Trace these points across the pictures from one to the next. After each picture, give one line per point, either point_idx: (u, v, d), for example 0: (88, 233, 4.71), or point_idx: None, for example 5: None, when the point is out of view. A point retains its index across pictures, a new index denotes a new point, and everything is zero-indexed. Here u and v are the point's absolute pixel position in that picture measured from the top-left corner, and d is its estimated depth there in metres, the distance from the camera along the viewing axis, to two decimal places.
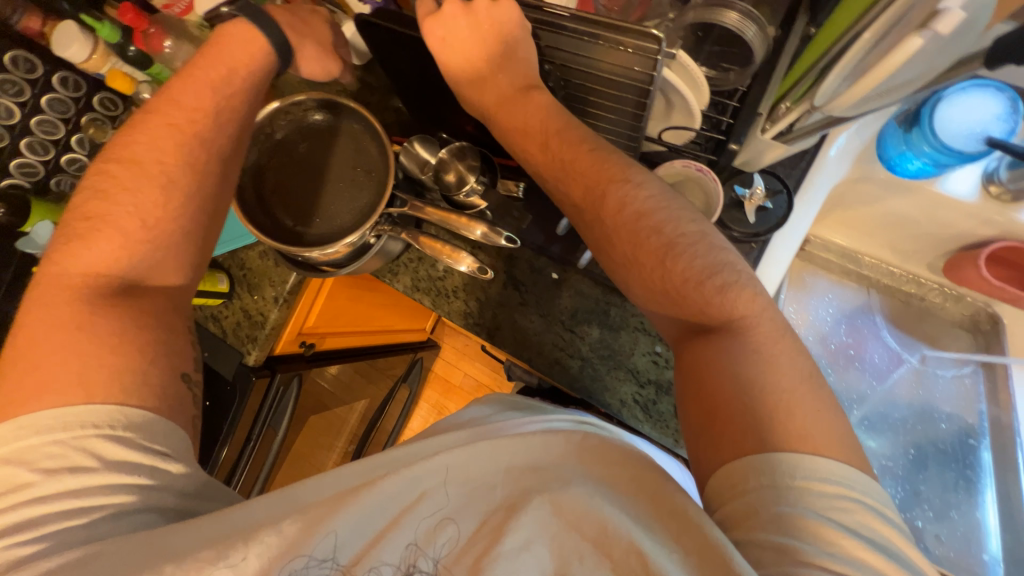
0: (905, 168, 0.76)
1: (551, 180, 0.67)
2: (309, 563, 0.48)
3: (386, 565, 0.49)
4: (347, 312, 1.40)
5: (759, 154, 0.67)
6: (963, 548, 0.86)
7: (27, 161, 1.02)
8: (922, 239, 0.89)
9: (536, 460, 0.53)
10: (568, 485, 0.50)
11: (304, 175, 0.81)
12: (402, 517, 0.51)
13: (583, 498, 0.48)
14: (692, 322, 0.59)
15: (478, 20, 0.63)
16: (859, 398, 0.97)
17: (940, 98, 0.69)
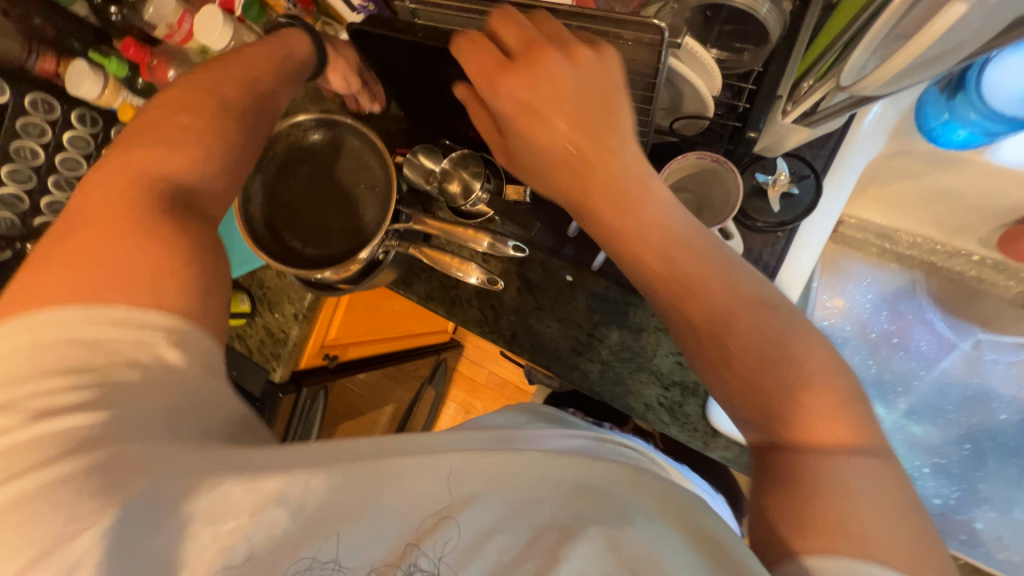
0: (950, 138, 0.68)
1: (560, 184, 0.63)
2: (309, 567, 0.43)
3: (385, 574, 0.43)
4: (367, 321, 1.41)
5: (782, 138, 0.64)
6: None
7: (55, 199, 1.06)
8: (972, 212, 0.81)
9: (586, 480, 0.46)
10: (631, 524, 0.42)
11: (310, 196, 0.81)
12: (425, 518, 0.45)
13: (650, 544, 0.40)
14: None
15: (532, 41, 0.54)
16: (905, 388, 0.90)
17: (989, 58, 0.61)
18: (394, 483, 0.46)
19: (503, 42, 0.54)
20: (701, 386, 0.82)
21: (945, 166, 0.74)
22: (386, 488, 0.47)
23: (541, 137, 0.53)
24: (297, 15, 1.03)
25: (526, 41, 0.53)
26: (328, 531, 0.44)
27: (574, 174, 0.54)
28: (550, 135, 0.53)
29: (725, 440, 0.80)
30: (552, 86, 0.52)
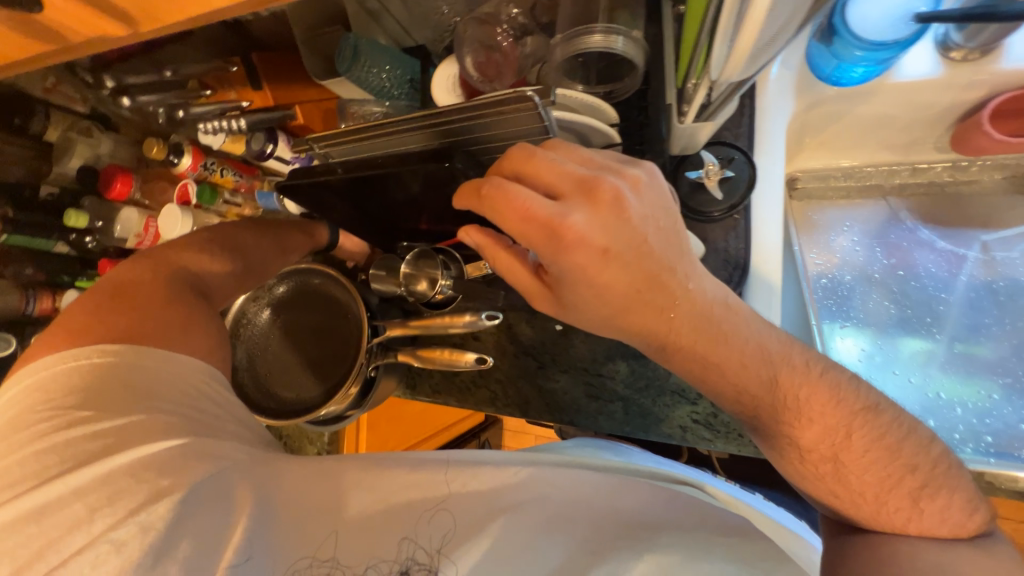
0: (849, 77, 0.70)
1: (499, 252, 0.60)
2: (310, 564, 0.56)
3: (382, 561, 0.56)
4: (393, 432, 1.39)
5: (692, 137, 0.66)
6: None
7: None
8: (912, 127, 0.80)
9: (613, 509, 0.63)
10: (654, 537, 0.59)
11: (292, 343, 0.85)
12: (426, 522, 0.59)
13: (669, 552, 0.57)
14: (684, 335, 0.56)
15: (537, 170, 0.54)
16: (936, 317, 0.84)
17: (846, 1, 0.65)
18: (382, 486, 0.61)
19: (542, 186, 0.54)
20: None
21: (862, 98, 0.75)
22: (379, 502, 0.60)
23: (599, 275, 0.53)
24: (245, 183, 1.15)
25: (578, 187, 0.54)
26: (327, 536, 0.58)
27: (647, 306, 0.55)
28: (610, 271, 0.53)
29: None
30: (614, 228, 0.52)
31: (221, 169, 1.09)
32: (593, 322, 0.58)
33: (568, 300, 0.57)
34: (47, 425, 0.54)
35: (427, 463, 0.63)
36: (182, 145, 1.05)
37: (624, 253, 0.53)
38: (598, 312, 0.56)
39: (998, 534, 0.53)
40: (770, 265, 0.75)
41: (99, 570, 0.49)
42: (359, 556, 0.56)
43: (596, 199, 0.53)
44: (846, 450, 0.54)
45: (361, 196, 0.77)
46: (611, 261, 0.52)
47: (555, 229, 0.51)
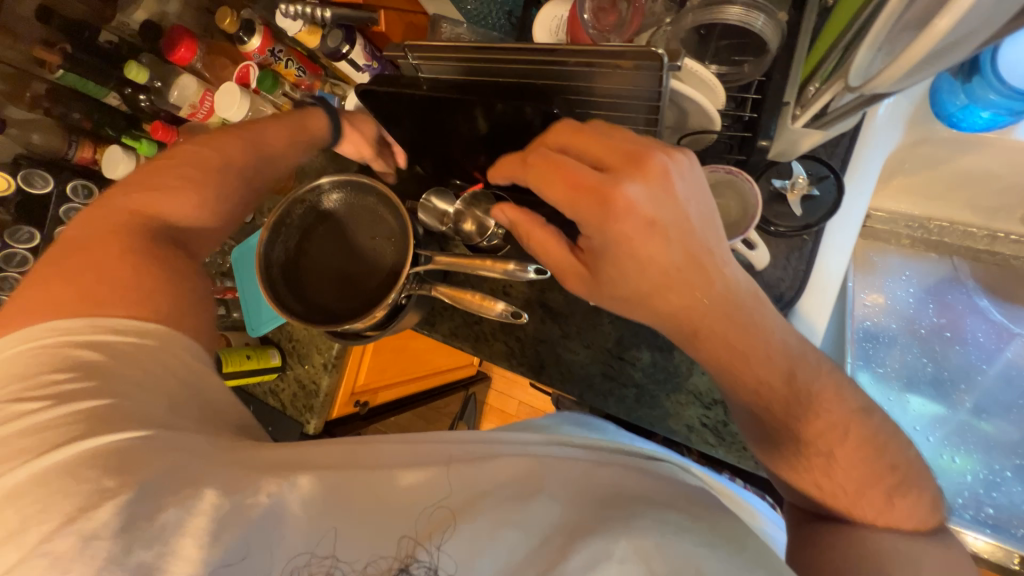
0: (971, 122, 0.66)
1: (529, 231, 0.61)
2: (309, 561, 0.49)
3: (385, 559, 0.49)
4: (394, 364, 1.41)
5: (793, 143, 0.63)
6: None
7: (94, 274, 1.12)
8: (1009, 192, 0.76)
9: (598, 484, 0.53)
10: (636, 517, 0.47)
11: (334, 253, 0.84)
12: (428, 517, 0.51)
13: (655, 535, 0.45)
14: (734, 343, 0.54)
15: (579, 136, 0.55)
16: (966, 383, 0.84)
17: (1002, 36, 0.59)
18: (383, 473, 0.54)
19: (586, 157, 0.54)
20: None
21: (969, 148, 0.71)
22: (386, 469, 0.55)
23: (645, 246, 0.53)
24: (306, 80, 1.10)
25: (625, 158, 0.53)
26: (332, 512, 0.51)
27: (681, 284, 0.54)
28: (654, 243, 0.53)
29: None
30: (662, 201, 0.52)
31: (286, 59, 1.06)
32: (635, 302, 0.57)
33: (632, 277, 0.55)
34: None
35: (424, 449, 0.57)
36: (253, 24, 1.02)
37: (669, 226, 0.53)
38: (637, 284, 0.55)
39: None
40: (824, 293, 0.73)
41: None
42: (358, 550, 0.49)
43: (642, 169, 0.52)
44: (841, 447, 0.52)
45: (432, 120, 0.75)
46: (647, 230, 0.52)
47: (604, 196, 0.51)
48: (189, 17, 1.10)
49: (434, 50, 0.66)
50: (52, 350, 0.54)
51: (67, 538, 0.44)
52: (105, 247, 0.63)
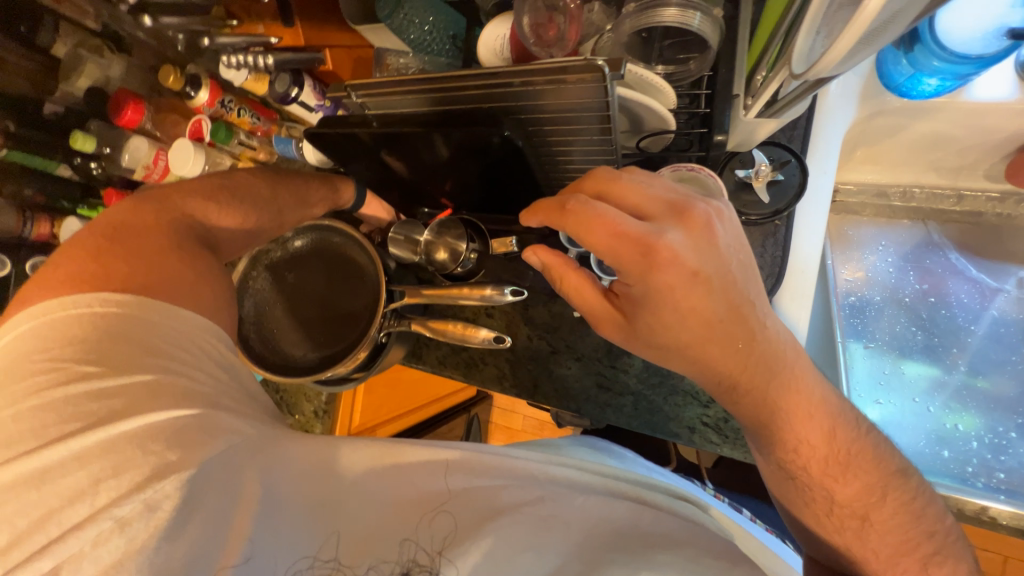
0: (920, 90, 0.67)
1: (561, 275, 0.59)
2: (310, 565, 0.51)
3: (384, 564, 0.51)
4: (388, 399, 1.39)
5: (751, 133, 0.62)
6: None
7: None
8: (969, 151, 0.77)
9: (612, 522, 0.56)
10: (652, 552, 0.51)
11: (303, 300, 0.82)
12: (432, 527, 0.54)
13: (668, 566, 0.49)
14: (729, 347, 0.52)
15: (615, 186, 0.53)
16: (958, 346, 0.84)
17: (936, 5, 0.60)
18: (382, 479, 0.58)
19: (627, 206, 0.52)
20: None
21: (923, 115, 0.72)
22: (386, 482, 0.58)
23: (687, 298, 0.50)
24: (262, 126, 1.09)
25: (668, 207, 0.52)
26: (336, 516, 0.54)
27: (665, 298, 0.51)
28: (698, 296, 0.50)
29: None
30: (705, 252, 0.51)
31: (238, 108, 1.04)
32: (669, 352, 0.54)
33: (628, 289, 0.54)
34: (39, 380, 0.51)
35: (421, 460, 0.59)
36: (199, 79, 1.00)
37: (714, 280, 0.51)
38: (674, 337, 0.53)
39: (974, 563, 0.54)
40: (806, 277, 0.72)
41: (99, 550, 0.45)
42: (360, 557, 0.52)
43: (687, 221, 0.51)
44: (877, 511, 0.53)
45: (390, 154, 0.73)
46: (687, 275, 0.50)
47: (650, 248, 0.49)
48: (134, 78, 1.08)
49: (387, 83, 0.64)
50: (104, 320, 0.55)
51: (133, 505, 0.46)
52: (112, 248, 0.62)
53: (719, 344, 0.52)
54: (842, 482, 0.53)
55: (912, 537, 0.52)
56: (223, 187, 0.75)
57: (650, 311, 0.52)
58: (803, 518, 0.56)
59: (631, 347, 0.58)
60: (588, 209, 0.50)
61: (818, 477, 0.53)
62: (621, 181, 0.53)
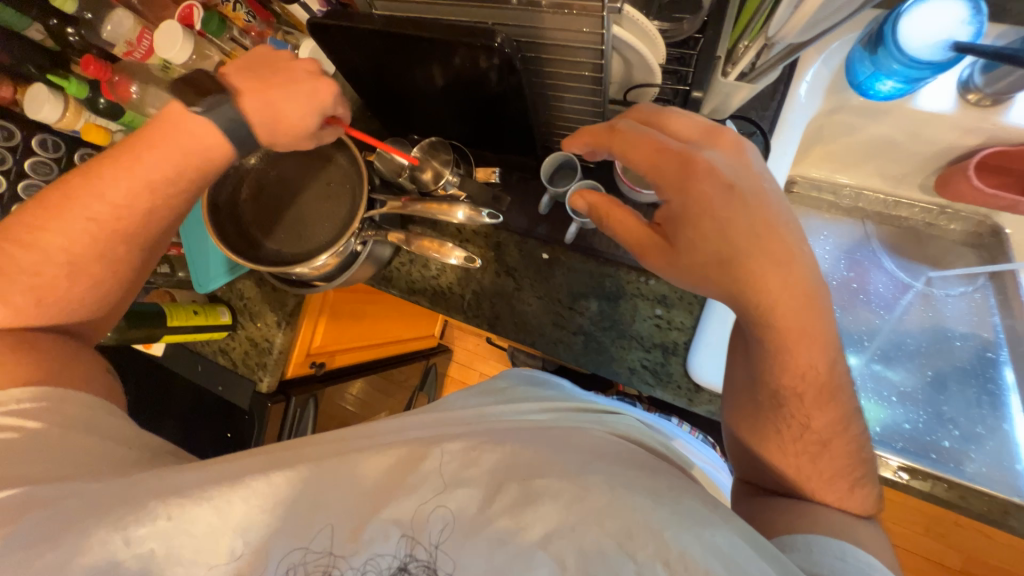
0: (877, 90, 0.74)
1: (609, 211, 0.67)
2: (305, 556, 0.53)
3: (382, 553, 0.52)
4: (352, 327, 1.41)
5: (726, 99, 0.67)
6: (996, 462, 0.77)
7: (33, 182, 1.07)
8: (910, 160, 0.86)
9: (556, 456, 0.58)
10: (589, 480, 0.53)
11: (280, 195, 0.83)
12: (410, 505, 0.54)
13: (604, 495, 0.51)
14: (708, 273, 0.60)
15: (657, 122, 0.65)
16: (870, 331, 0.91)
17: (901, 12, 0.66)
18: (344, 485, 0.58)
19: (668, 133, 0.63)
20: (681, 344, 0.85)
21: (876, 117, 0.80)
22: (343, 471, 0.59)
23: (724, 208, 0.58)
24: (256, 26, 1.06)
25: (703, 134, 0.63)
26: (337, 509, 0.56)
27: (705, 221, 0.58)
28: (731, 206, 0.58)
29: (708, 394, 0.82)
30: (741, 172, 0.60)
31: (235, 2, 1.00)
32: (708, 267, 0.60)
33: (668, 208, 0.62)
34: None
35: (366, 448, 0.61)
36: None
37: (747, 192, 0.59)
38: (711, 249, 0.59)
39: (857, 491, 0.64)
40: None
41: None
42: (357, 545, 0.52)
43: (720, 141, 0.62)
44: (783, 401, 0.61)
45: (392, 65, 0.76)
46: (724, 186, 0.59)
47: (688, 158, 0.60)
48: None
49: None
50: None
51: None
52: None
53: (721, 275, 0.59)
54: (822, 408, 0.61)
55: (854, 458, 0.63)
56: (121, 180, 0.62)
57: (689, 218, 0.59)
58: (752, 426, 0.65)
59: (671, 270, 0.64)
60: (637, 138, 0.63)
61: (809, 403, 0.61)
62: (659, 117, 0.65)
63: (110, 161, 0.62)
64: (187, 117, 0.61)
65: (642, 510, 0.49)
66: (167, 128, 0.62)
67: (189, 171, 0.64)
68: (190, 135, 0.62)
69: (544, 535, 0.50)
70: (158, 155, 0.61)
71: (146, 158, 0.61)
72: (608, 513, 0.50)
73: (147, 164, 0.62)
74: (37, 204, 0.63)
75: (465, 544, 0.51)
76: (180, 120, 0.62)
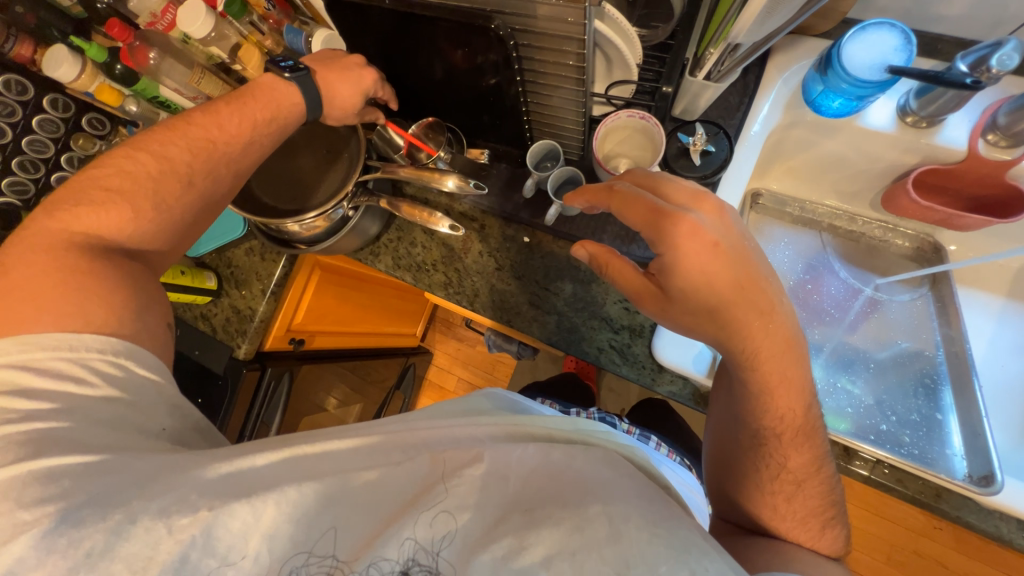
0: (829, 106, 0.83)
1: (609, 261, 0.71)
2: (308, 560, 0.56)
3: (384, 561, 0.55)
4: (335, 310, 1.43)
5: (695, 98, 0.76)
6: (924, 442, 0.83)
7: (37, 138, 1.12)
8: (860, 176, 0.96)
9: (553, 490, 0.60)
10: (589, 506, 0.56)
11: (282, 157, 0.90)
12: (419, 525, 0.57)
13: (605, 523, 0.53)
14: (684, 302, 0.64)
15: (645, 180, 0.69)
16: (822, 330, 0.97)
17: (845, 39, 0.76)
18: (362, 499, 0.60)
19: (660, 193, 0.67)
20: (647, 327, 0.89)
21: (831, 134, 0.89)
22: (355, 483, 0.61)
23: (712, 264, 0.61)
24: (275, 15, 1.12)
25: (690, 196, 0.66)
26: (361, 519, 0.59)
27: (696, 277, 0.62)
28: (718, 260, 0.61)
29: (669, 374, 0.87)
30: (723, 229, 0.63)
31: None
32: (702, 315, 0.64)
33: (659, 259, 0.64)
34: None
35: (382, 469, 0.62)
36: None
37: (731, 250, 0.62)
38: (702, 300, 0.63)
39: (811, 467, 0.66)
40: None
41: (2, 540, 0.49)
42: (360, 554, 0.56)
43: (702, 205, 0.65)
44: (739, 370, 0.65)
45: (399, 45, 0.83)
46: (709, 244, 0.61)
47: (673, 216, 0.62)
48: None
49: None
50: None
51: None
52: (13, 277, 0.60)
53: (701, 299, 0.63)
54: (797, 449, 0.66)
55: (824, 499, 0.67)
56: (190, 129, 0.71)
57: (675, 274, 0.62)
58: (738, 439, 0.69)
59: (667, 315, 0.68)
60: (633, 198, 0.66)
61: (786, 443, 0.65)
62: (644, 179, 0.70)
63: (214, 112, 0.73)
64: (281, 83, 0.76)
65: (640, 545, 0.51)
66: (266, 90, 0.77)
67: (271, 119, 0.76)
68: (283, 96, 0.77)
69: (541, 560, 0.52)
70: (243, 114, 0.74)
71: (232, 119, 0.73)
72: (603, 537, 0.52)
73: (230, 123, 0.73)
74: (134, 146, 0.70)
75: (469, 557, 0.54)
76: (281, 88, 0.77)
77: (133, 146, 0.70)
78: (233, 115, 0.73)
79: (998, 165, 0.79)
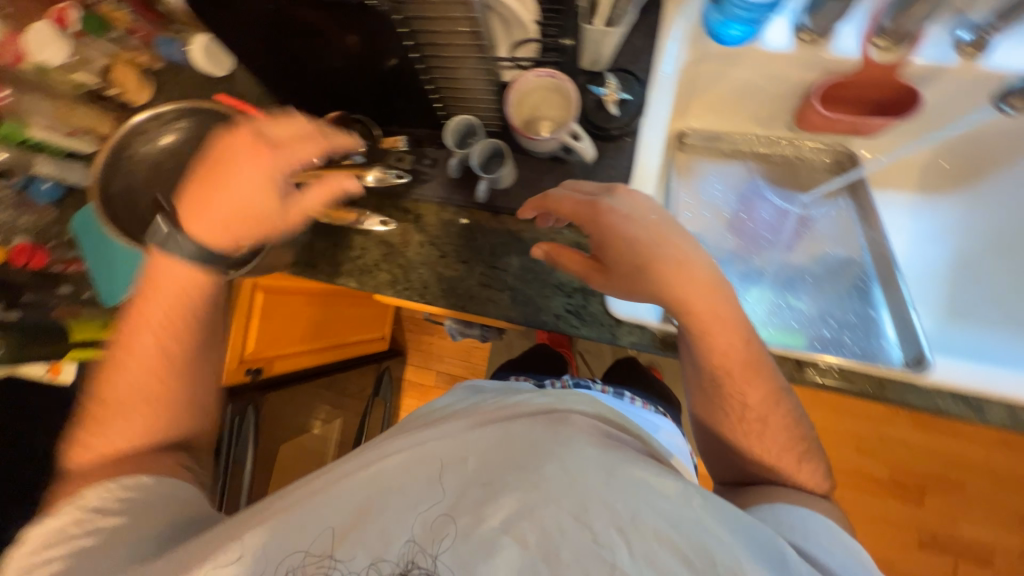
0: (729, 35, 0.84)
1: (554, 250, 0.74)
2: (303, 560, 0.59)
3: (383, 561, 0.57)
4: (288, 330, 1.37)
5: (597, 46, 0.75)
6: (863, 340, 0.88)
7: None
8: (772, 99, 0.99)
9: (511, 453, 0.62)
10: (547, 461, 0.59)
11: (180, 180, 0.82)
12: (403, 528, 0.59)
13: (563, 477, 0.58)
14: (618, 246, 0.68)
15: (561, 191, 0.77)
16: (761, 254, 1.01)
17: None
18: (341, 516, 0.61)
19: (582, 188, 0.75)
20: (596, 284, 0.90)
21: (735, 62, 0.90)
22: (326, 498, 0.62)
23: (624, 223, 0.68)
24: (142, 26, 1.03)
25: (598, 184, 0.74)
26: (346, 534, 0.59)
27: (620, 234, 0.68)
28: (632, 224, 0.68)
29: (628, 325, 0.88)
30: (635, 202, 0.70)
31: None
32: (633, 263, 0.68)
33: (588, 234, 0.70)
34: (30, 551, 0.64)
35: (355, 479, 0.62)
36: None
37: (665, 223, 0.69)
38: (633, 255, 0.67)
39: (770, 388, 0.70)
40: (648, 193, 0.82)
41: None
42: (350, 551, 0.58)
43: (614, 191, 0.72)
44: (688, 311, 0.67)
45: (281, 39, 0.77)
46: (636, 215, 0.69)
47: (599, 208, 0.70)
48: None
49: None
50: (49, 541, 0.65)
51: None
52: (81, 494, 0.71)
53: (624, 253, 0.68)
54: (752, 384, 0.69)
55: (787, 420, 0.71)
56: (121, 350, 0.73)
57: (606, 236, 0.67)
58: (699, 378, 0.72)
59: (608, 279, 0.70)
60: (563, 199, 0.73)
61: (740, 380, 0.69)
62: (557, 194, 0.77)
63: (130, 329, 0.74)
64: (160, 259, 0.72)
65: (594, 490, 0.57)
66: (158, 269, 0.73)
67: (181, 309, 0.74)
68: (211, 242, 0.72)
69: (514, 527, 0.56)
70: (153, 310, 0.74)
71: (152, 304, 0.74)
72: (568, 504, 0.57)
73: (152, 311, 0.74)
74: (94, 410, 0.73)
75: (450, 547, 0.56)
76: (194, 227, 0.71)
77: (95, 411, 0.73)
78: (160, 287, 0.74)
79: (889, 67, 0.83)
